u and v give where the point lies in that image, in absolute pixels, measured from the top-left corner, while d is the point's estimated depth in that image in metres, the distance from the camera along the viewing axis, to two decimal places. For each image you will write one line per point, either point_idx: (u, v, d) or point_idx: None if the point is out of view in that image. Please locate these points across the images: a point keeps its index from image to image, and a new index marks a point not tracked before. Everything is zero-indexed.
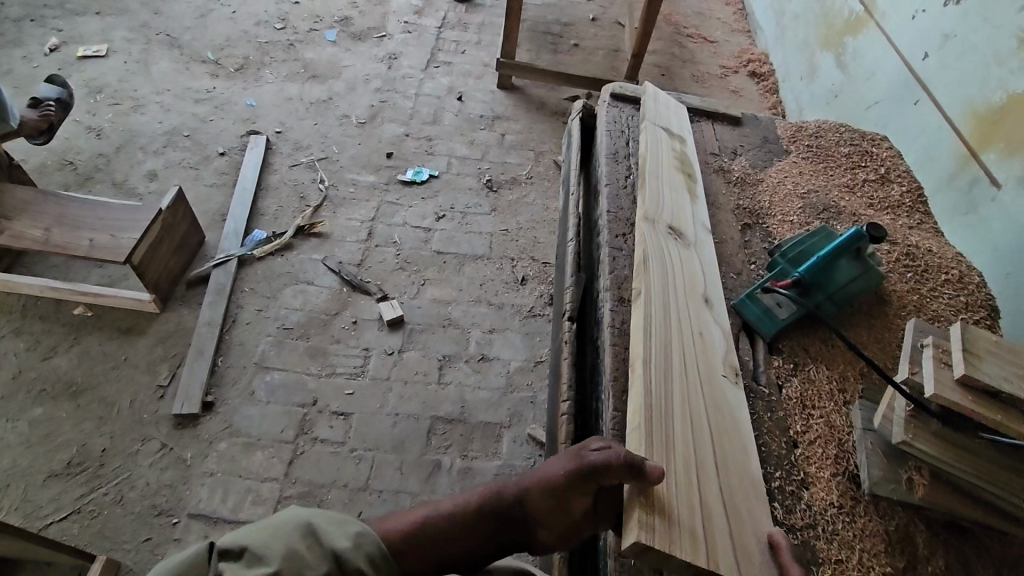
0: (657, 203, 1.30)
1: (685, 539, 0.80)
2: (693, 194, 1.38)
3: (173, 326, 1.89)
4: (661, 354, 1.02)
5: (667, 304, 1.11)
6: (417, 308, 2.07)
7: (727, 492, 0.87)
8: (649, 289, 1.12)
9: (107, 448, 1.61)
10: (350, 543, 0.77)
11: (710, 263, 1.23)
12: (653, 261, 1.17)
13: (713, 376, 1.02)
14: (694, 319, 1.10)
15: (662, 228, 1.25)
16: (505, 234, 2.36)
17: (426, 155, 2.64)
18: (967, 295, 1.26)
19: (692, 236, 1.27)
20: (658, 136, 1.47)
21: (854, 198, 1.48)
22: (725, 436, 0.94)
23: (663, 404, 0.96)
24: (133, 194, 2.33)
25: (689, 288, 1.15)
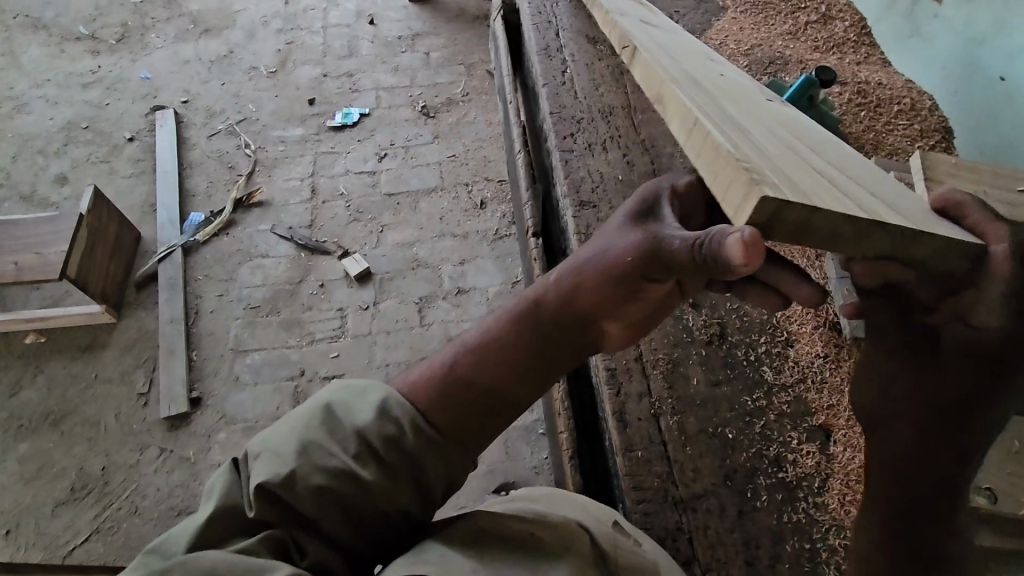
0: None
1: (827, 194, 0.50)
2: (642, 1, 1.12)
3: (135, 331, 1.81)
4: (678, 66, 0.71)
5: (668, 47, 0.80)
6: (382, 256, 2.00)
7: (834, 170, 0.61)
8: (631, 32, 0.80)
9: (107, 466, 1.59)
10: (374, 415, 0.64)
11: (696, 41, 0.98)
12: (619, 17, 0.85)
13: (749, 94, 0.76)
14: (700, 59, 0.82)
15: (627, 9, 0.94)
16: (454, 160, 2.25)
17: (351, 93, 2.45)
18: (921, 122, 1.25)
19: (662, 22, 1.00)
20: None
21: (798, 44, 1.42)
22: (794, 134, 0.69)
23: (710, 95, 0.64)
24: (46, 203, 2.13)
25: (679, 41, 0.88)
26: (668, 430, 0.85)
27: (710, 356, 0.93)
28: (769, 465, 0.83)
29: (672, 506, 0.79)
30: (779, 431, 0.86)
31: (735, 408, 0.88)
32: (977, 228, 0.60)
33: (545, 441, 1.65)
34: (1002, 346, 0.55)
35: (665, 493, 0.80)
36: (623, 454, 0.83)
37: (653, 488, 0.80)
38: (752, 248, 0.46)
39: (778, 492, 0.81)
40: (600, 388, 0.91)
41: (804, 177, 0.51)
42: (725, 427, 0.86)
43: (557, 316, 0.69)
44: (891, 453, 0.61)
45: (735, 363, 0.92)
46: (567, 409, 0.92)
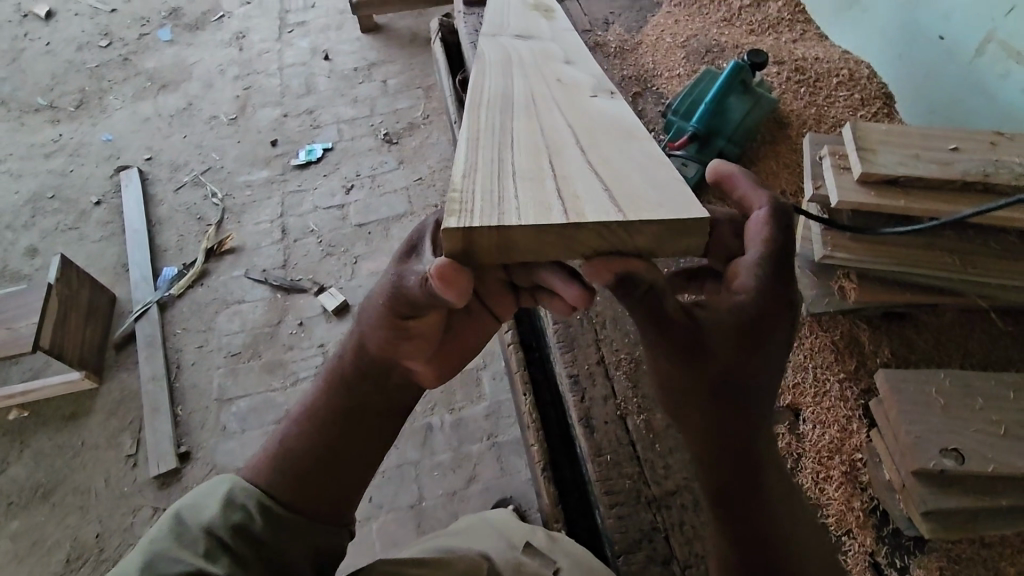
0: (504, 20, 1.03)
1: (529, 207, 0.56)
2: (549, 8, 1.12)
3: (118, 394, 1.80)
4: (499, 103, 0.75)
5: (518, 73, 0.83)
6: (358, 287, 2.00)
7: (598, 164, 0.63)
8: (487, 68, 0.85)
9: (101, 532, 1.57)
10: (218, 510, 0.71)
11: (576, 44, 0.97)
12: (489, 53, 0.90)
13: (576, 96, 0.78)
14: (552, 73, 0.84)
15: (507, 35, 0.97)
16: (421, 183, 2.26)
17: (313, 129, 2.47)
18: (862, 91, 1.26)
19: (547, 31, 1.00)
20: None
21: (734, 30, 1.43)
22: (598, 129, 0.70)
23: (500, 129, 0.69)
24: (19, 277, 2.13)
25: (538, 56, 0.90)
26: (636, 430, 0.85)
27: None
28: None
29: (648, 505, 0.79)
30: None
31: None
32: (745, 202, 0.71)
33: None
34: (758, 312, 0.63)
35: (640, 493, 0.80)
36: (594, 459, 0.83)
37: (628, 490, 0.80)
38: (449, 276, 0.56)
39: None
40: (566, 395, 0.91)
41: (518, 199, 0.56)
42: None
43: (362, 372, 0.77)
44: (701, 438, 0.65)
45: None
46: (536, 421, 0.91)
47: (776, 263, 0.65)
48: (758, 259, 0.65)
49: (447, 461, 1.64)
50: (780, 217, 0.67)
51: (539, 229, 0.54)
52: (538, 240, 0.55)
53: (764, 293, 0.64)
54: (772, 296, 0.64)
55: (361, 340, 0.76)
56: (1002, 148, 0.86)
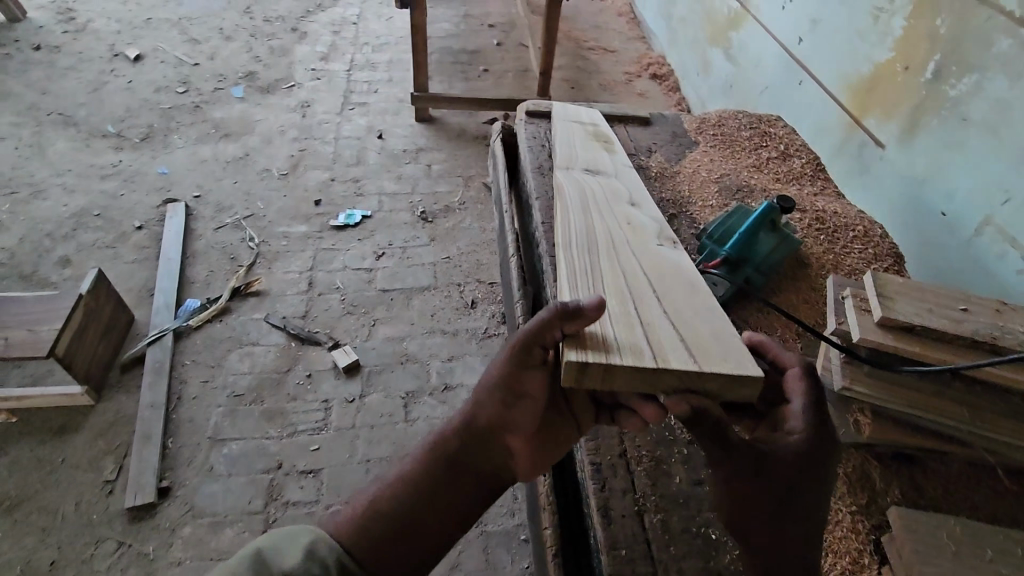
0: (575, 155, 1.31)
1: (625, 347, 0.72)
2: (611, 144, 1.38)
3: (112, 415, 1.77)
4: (586, 243, 0.97)
5: (597, 214, 1.07)
6: (372, 349, 2.04)
7: (671, 314, 0.80)
8: (572, 205, 1.09)
9: (57, 560, 1.48)
10: (300, 558, 0.71)
11: (636, 183, 1.22)
12: (568, 187, 1.16)
13: (646, 244, 0.98)
14: (621, 215, 1.07)
15: (578, 166, 1.26)
16: (448, 261, 2.38)
17: (356, 196, 2.63)
18: (874, 247, 1.39)
19: (609, 168, 1.27)
20: (573, 118, 1.48)
21: (762, 175, 1.58)
22: (666, 278, 0.89)
23: (592, 274, 0.89)
24: (44, 283, 2.17)
25: (607, 196, 1.14)
26: (652, 528, 0.86)
27: (692, 455, 0.96)
28: None
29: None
30: None
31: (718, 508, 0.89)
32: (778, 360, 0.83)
33: (526, 549, 1.60)
34: (803, 450, 0.73)
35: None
36: (607, 552, 0.83)
37: None
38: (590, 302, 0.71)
39: None
40: (586, 484, 0.92)
41: (617, 338, 0.73)
42: (709, 527, 0.87)
43: (460, 442, 0.82)
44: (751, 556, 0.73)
45: None
46: (552, 504, 0.93)
47: (818, 413, 0.77)
48: (803, 405, 0.77)
49: None
50: (812, 378, 0.80)
51: (636, 367, 0.69)
52: (632, 376, 0.70)
53: (811, 435, 0.75)
54: (817, 439, 0.75)
55: (468, 414, 0.84)
56: (1004, 317, 0.95)
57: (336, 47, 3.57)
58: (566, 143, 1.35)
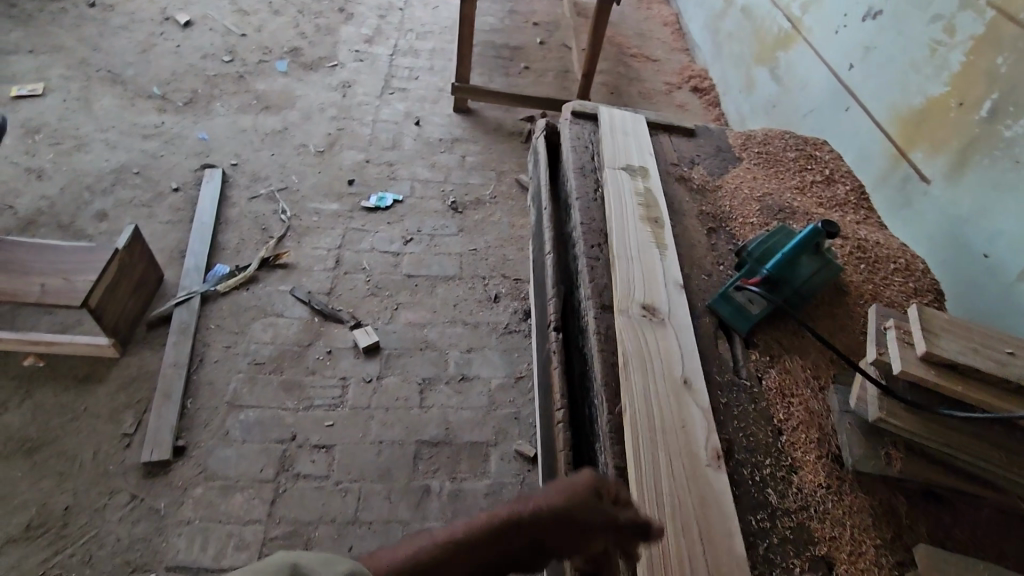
0: (632, 285, 1.18)
1: None
2: (662, 246, 1.29)
3: (135, 370, 1.80)
4: (649, 484, 0.90)
5: (654, 416, 0.98)
6: (392, 333, 2.05)
7: None
8: (632, 399, 0.99)
9: (70, 506, 1.51)
10: None
11: (687, 330, 1.13)
12: (631, 355, 1.05)
13: (697, 466, 0.93)
14: (675, 414, 0.99)
15: (636, 311, 1.13)
16: (475, 253, 2.38)
17: (389, 180, 2.64)
18: (915, 281, 1.36)
19: (665, 307, 1.15)
20: (622, 178, 1.43)
21: (804, 199, 1.53)
22: (715, 530, 0.87)
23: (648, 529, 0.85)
24: (81, 235, 2.21)
25: (663, 372, 1.04)
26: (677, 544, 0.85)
27: None
28: None
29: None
30: (783, 557, 0.87)
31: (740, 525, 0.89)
32: None
33: None
34: None
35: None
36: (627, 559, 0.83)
37: None
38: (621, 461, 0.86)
39: None
40: None
41: None
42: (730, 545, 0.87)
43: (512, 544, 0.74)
44: None
45: (742, 482, 0.94)
46: None
47: None
48: None
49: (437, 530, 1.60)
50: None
51: None
52: None
53: None
54: None
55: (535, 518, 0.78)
56: None
57: (381, 31, 3.58)
58: (620, 240, 1.27)
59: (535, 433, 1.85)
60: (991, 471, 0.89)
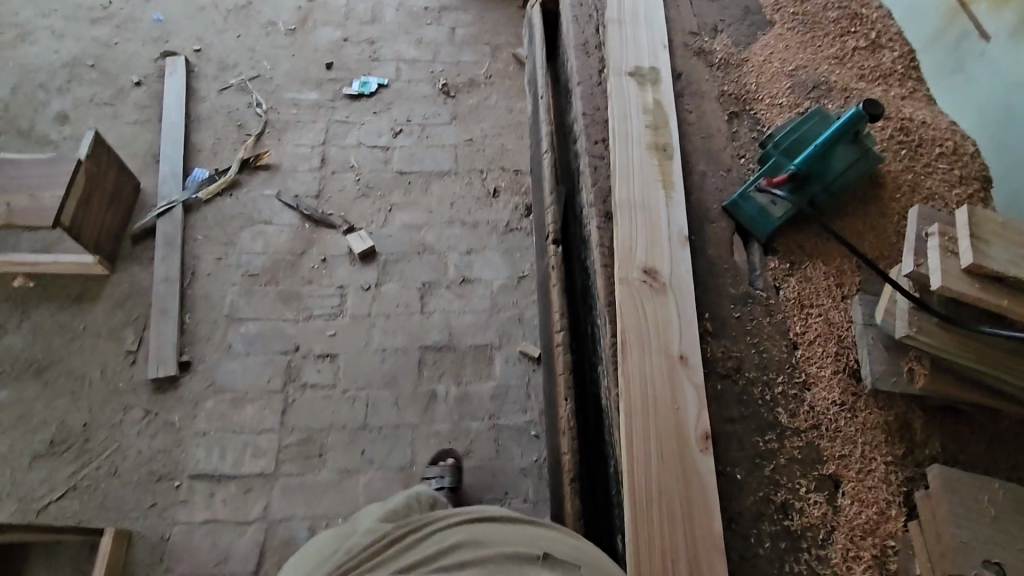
0: (632, 242, 0.97)
1: None
2: (669, 182, 1.05)
3: (128, 287, 1.76)
4: (638, 480, 0.81)
5: (644, 400, 0.85)
6: (388, 236, 1.95)
7: None
8: (625, 386, 0.86)
9: (89, 422, 1.56)
10: None
11: (685, 293, 0.93)
12: (625, 327, 0.90)
13: (685, 451, 0.83)
14: (668, 395, 0.86)
15: (636, 276, 0.94)
16: (470, 144, 2.20)
17: (371, 61, 2.36)
18: (962, 167, 1.19)
19: (669, 267, 0.95)
20: (626, 85, 1.17)
21: (843, 70, 1.30)
22: (700, 520, 0.79)
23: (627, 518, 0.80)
24: (44, 142, 2.01)
25: (658, 348, 0.89)
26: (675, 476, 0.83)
27: (725, 391, 0.90)
28: (775, 511, 0.84)
29: (662, 558, 0.77)
30: (787, 477, 0.86)
31: (746, 447, 0.87)
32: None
33: (535, 443, 1.66)
34: None
35: (663, 549, 0.78)
36: (630, 485, 0.81)
37: (657, 538, 0.78)
38: None
39: (781, 541, 0.82)
40: (613, 413, 0.87)
41: None
42: (734, 467, 0.86)
43: None
44: None
45: (751, 401, 0.90)
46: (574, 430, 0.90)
47: None
48: None
49: (445, 431, 1.65)
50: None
51: None
52: None
53: None
54: None
55: None
56: None
57: None
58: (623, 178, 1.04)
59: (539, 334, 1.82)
60: (1018, 387, 0.83)
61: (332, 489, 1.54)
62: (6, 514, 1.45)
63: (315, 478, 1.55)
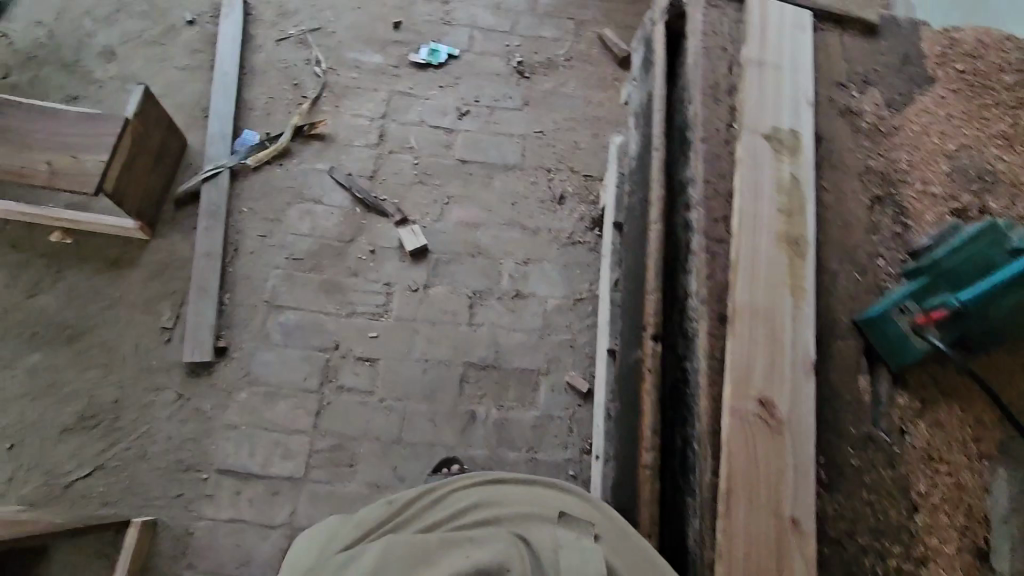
0: (749, 362, 0.85)
1: None
2: (799, 287, 0.91)
3: (167, 256, 1.68)
4: None
5: (746, 565, 0.78)
6: (441, 233, 1.82)
7: None
8: (726, 546, 0.79)
9: (120, 399, 1.53)
10: None
11: (802, 439, 0.83)
12: (733, 475, 0.81)
13: None
14: (772, 562, 0.79)
15: (750, 410, 0.84)
16: (540, 137, 2.01)
17: (443, 25, 2.14)
18: None
19: (788, 404, 0.85)
20: (760, 152, 1.01)
21: (1014, 156, 1.08)
22: None
23: None
24: (89, 80, 1.86)
25: (767, 506, 0.80)
26: None
27: (831, 556, 0.83)
28: None
29: None
30: None
31: None
32: None
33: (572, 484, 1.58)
34: None
35: None
36: None
37: None
38: None
39: None
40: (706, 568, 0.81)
41: None
42: None
43: None
44: None
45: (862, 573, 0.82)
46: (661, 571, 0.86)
47: None
48: None
49: (481, 458, 1.58)
50: None
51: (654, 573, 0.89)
52: None
53: None
54: None
55: None
56: None
57: None
58: (748, 277, 0.90)
59: (590, 365, 1.70)
60: None
61: (360, 503, 1.49)
62: (32, 487, 1.44)
63: (343, 489, 1.51)
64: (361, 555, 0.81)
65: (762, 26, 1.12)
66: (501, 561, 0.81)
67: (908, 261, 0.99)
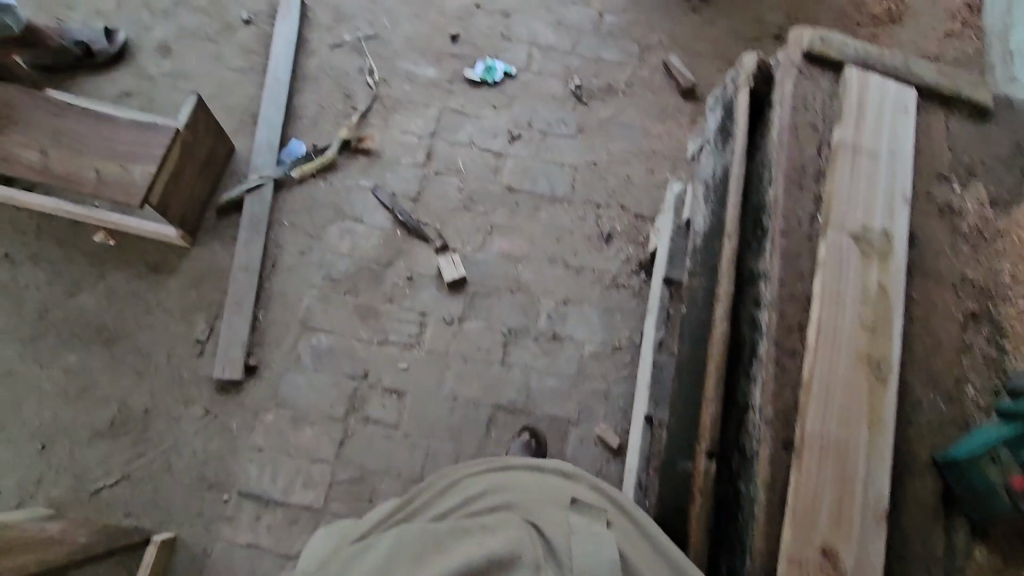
0: (813, 505, 0.80)
1: None
2: (877, 419, 0.84)
3: (205, 265, 1.66)
4: None
5: None
6: (482, 265, 1.76)
7: None
8: None
9: (149, 409, 1.52)
10: None
11: None
12: None
13: None
14: None
15: (811, 559, 0.80)
16: (592, 169, 1.92)
17: (501, 40, 2.05)
18: None
19: (853, 554, 0.80)
20: (847, 255, 0.92)
21: None
22: None
23: None
24: (143, 75, 1.84)
25: None
26: None
27: None
28: None
29: None
30: None
31: None
32: None
33: None
34: None
35: None
36: None
37: None
38: None
39: None
40: None
41: None
42: None
43: None
44: None
45: None
46: None
47: None
48: None
49: None
50: None
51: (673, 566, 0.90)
52: None
53: None
54: None
55: None
56: None
57: None
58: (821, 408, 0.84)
59: (624, 420, 1.64)
60: None
61: None
62: (61, 490, 1.46)
63: None
64: (375, 548, 0.88)
65: (858, 106, 1.02)
66: (512, 550, 0.84)
67: (1004, 393, 0.90)
